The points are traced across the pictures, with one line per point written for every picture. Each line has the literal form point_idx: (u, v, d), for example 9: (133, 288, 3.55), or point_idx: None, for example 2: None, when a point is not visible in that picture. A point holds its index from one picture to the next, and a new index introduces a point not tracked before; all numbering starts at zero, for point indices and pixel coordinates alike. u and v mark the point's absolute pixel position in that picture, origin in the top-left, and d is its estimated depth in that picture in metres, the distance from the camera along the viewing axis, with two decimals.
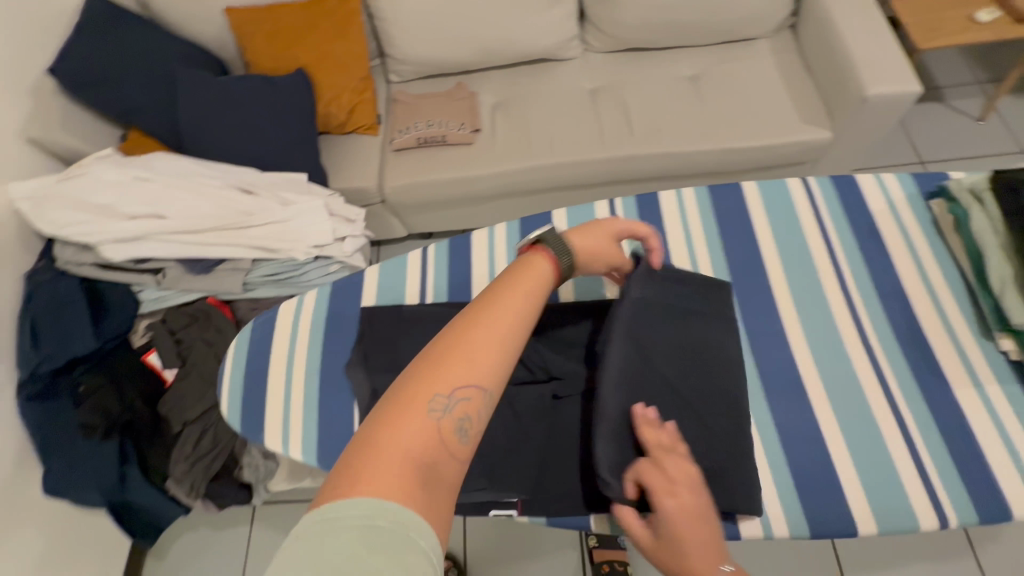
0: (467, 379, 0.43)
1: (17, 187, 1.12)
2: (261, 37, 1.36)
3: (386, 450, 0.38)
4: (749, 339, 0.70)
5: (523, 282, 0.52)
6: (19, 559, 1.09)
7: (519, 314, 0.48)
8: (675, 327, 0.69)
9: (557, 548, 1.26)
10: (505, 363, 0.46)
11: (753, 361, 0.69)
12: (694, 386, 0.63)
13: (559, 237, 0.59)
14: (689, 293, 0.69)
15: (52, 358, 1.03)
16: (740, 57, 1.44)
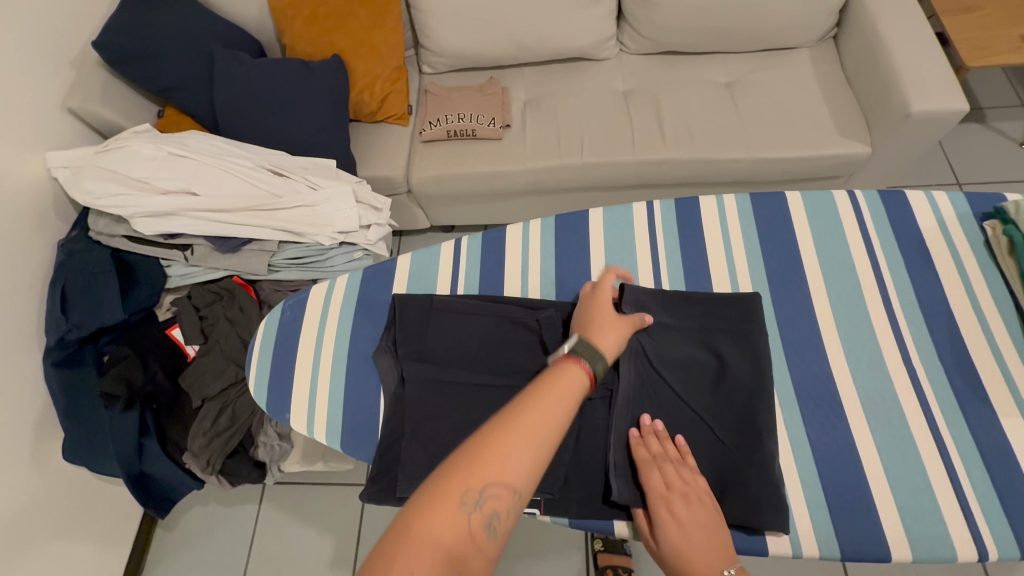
0: (499, 479, 0.46)
1: (60, 156, 1.17)
2: (300, 22, 1.37)
3: (417, 540, 0.43)
4: (783, 352, 0.69)
5: (560, 383, 0.54)
6: (36, 518, 1.12)
7: (556, 419, 0.51)
8: (709, 338, 0.67)
9: (562, 549, 1.26)
10: (538, 465, 0.49)
11: (787, 374, 0.67)
12: (708, 401, 0.64)
13: (586, 347, 0.59)
14: (713, 310, 0.69)
15: (79, 327, 1.07)
16: (779, 66, 1.42)
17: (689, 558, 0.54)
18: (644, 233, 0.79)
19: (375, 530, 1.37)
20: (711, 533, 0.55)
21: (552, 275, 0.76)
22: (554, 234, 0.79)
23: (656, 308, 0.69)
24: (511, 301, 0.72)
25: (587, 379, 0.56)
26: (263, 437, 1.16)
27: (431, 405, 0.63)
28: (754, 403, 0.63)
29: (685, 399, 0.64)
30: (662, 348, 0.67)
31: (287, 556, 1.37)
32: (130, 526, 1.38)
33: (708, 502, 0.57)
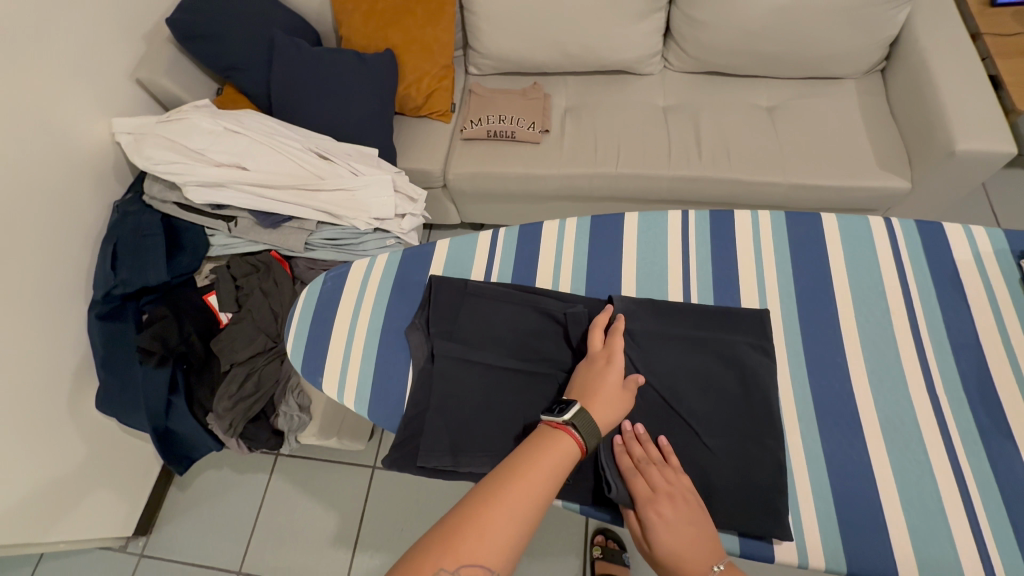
0: (474, 558, 0.48)
1: (124, 122, 1.24)
2: (358, 16, 1.43)
3: None
4: (805, 368, 0.69)
5: (546, 459, 0.55)
6: (64, 460, 1.18)
7: (535, 497, 0.52)
8: (701, 348, 0.68)
9: (560, 552, 1.26)
10: (514, 545, 0.50)
11: (807, 389, 0.68)
12: (696, 407, 0.65)
13: (586, 418, 0.58)
14: (707, 323, 0.70)
15: (127, 284, 1.14)
16: (822, 94, 1.42)
17: (682, 556, 0.55)
18: (676, 242, 0.80)
19: (378, 511, 1.40)
20: (698, 527, 0.56)
21: (583, 273, 0.78)
22: (588, 234, 0.81)
23: (644, 317, 0.70)
24: (541, 292, 0.74)
25: (574, 452, 0.57)
26: (283, 407, 1.19)
27: (457, 382, 0.66)
28: (769, 413, 0.64)
29: (673, 407, 0.65)
30: (654, 356, 0.68)
31: (291, 526, 1.41)
32: (147, 479, 1.44)
33: (692, 499, 0.58)
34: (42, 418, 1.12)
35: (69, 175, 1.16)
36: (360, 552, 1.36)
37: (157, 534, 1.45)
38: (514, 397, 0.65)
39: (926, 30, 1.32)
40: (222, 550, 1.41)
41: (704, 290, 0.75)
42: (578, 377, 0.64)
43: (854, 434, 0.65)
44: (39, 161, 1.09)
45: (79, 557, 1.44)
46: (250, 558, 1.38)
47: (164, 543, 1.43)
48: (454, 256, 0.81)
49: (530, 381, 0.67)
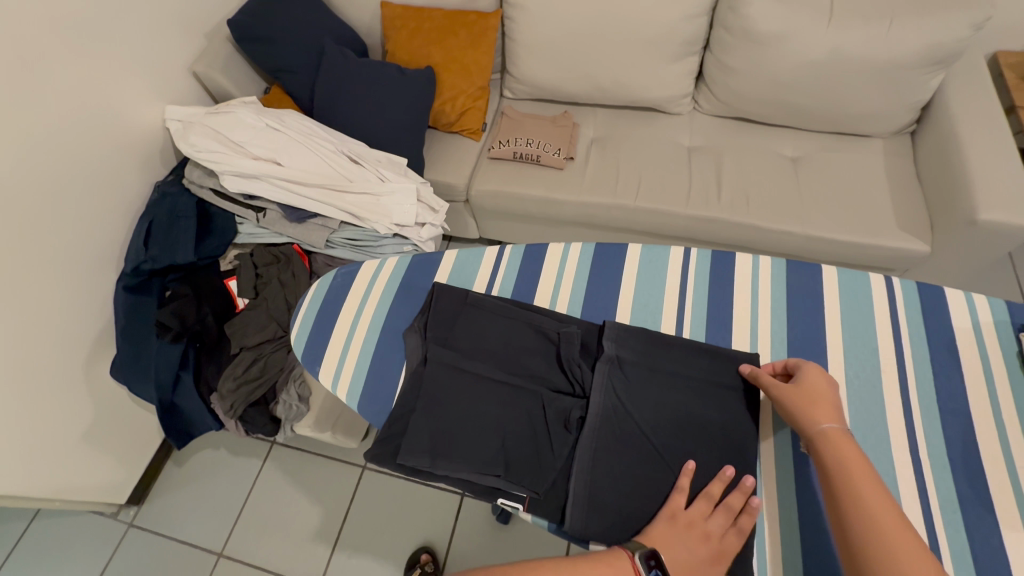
0: None
1: (175, 110, 1.32)
2: (405, 33, 1.51)
3: None
4: None
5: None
6: (71, 421, 1.23)
7: None
8: (684, 383, 0.69)
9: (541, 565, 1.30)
10: None
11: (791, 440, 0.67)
12: (673, 443, 0.64)
13: None
14: (693, 358, 0.70)
15: (155, 260, 1.20)
16: (848, 150, 1.43)
17: (813, 412, 0.62)
18: (678, 277, 0.81)
19: (362, 512, 1.41)
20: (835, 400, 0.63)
21: (582, 297, 0.80)
22: (592, 259, 0.83)
23: (631, 345, 0.71)
24: (538, 311, 0.77)
25: None
26: (284, 395, 1.20)
27: (444, 387, 0.68)
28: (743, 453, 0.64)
29: (651, 437, 0.65)
30: (639, 387, 0.68)
31: (276, 515, 1.43)
32: (147, 451, 1.48)
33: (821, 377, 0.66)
34: (57, 377, 1.17)
35: (117, 154, 1.24)
36: (338, 550, 1.37)
37: (148, 506, 1.48)
38: (497, 408, 0.67)
39: (958, 97, 1.32)
40: (207, 529, 1.43)
41: (699, 329, 0.77)
42: (674, 545, 0.57)
43: None
44: (90, 139, 1.17)
45: (73, 518, 1.49)
46: (232, 542, 1.41)
47: (153, 515, 1.47)
48: (461, 268, 0.84)
49: (515, 392, 0.68)
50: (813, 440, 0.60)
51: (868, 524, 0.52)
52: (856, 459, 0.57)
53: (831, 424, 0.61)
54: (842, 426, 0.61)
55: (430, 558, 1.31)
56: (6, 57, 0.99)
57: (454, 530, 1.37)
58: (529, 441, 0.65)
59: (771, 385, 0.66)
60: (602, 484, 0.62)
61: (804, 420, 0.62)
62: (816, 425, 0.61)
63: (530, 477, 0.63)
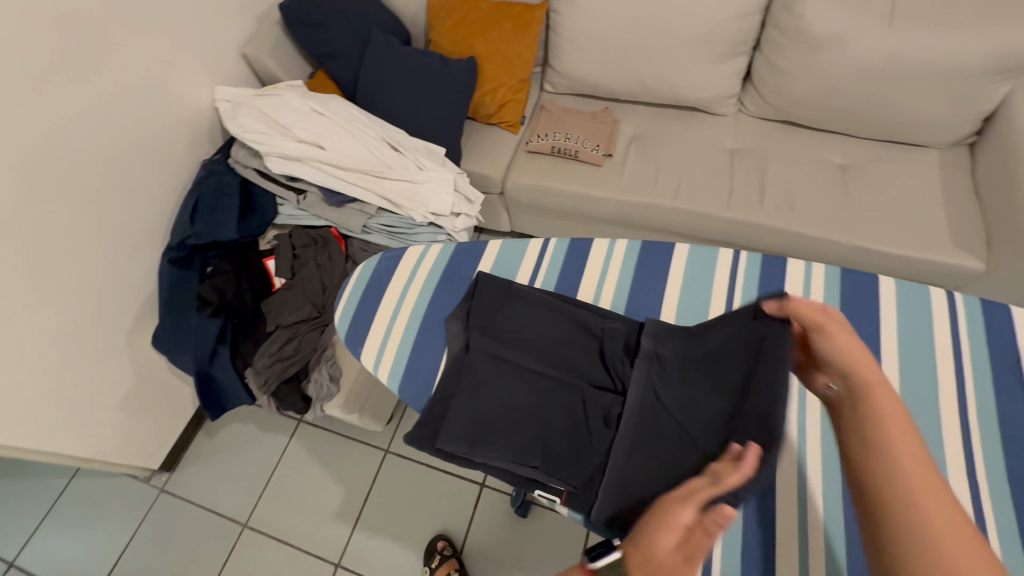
0: None
1: (226, 91, 1.36)
2: (450, 22, 1.51)
3: None
4: None
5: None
6: (112, 386, 1.28)
7: None
8: (717, 368, 0.65)
9: (553, 557, 1.31)
10: None
11: None
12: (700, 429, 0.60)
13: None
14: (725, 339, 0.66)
15: (200, 236, 1.24)
16: (902, 160, 1.37)
17: (849, 363, 0.53)
18: (725, 280, 0.80)
19: (383, 495, 1.43)
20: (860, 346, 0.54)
21: (625, 293, 0.79)
22: (637, 257, 0.82)
23: (674, 340, 0.70)
24: (580, 306, 0.76)
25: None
26: (316, 373, 1.20)
27: (485, 374, 0.69)
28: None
29: (689, 435, 0.60)
30: (673, 377, 0.66)
31: (300, 491, 1.46)
32: (181, 420, 1.53)
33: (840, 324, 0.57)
34: (101, 343, 1.22)
35: (166, 131, 1.28)
36: (358, 531, 1.40)
37: (179, 473, 1.54)
38: (537, 399, 0.67)
39: None
40: (235, 500, 1.48)
41: None
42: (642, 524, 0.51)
43: None
44: (143, 115, 1.21)
45: (109, 479, 1.55)
46: (257, 513, 1.45)
47: (184, 483, 1.52)
48: (503, 260, 0.83)
49: (555, 384, 0.69)
50: (854, 392, 0.50)
51: (899, 487, 0.41)
52: (898, 419, 0.45)
53: (868, 375, 0.51)
54: (885, 378, 0.50)
55: (447, 544, 1.33)
56: (69, 33, 1.03)
57: (473, 519, 1.38)
58: (568, 435, 0.65)
59: (824, 323, 0.57)
60: (627, 472, 0.60)
61: (847, 370, 0.52)
62: (856, 378, 0.51)
63: (568, 471, 0.62)
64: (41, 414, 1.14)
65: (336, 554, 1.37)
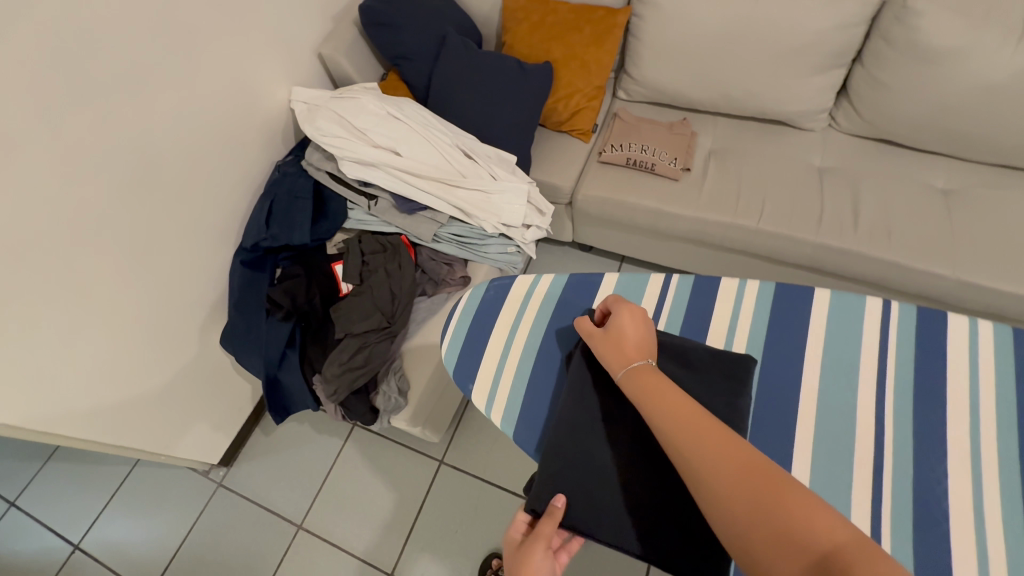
0: None
1: (302, 92, 1.35)
2: (527, 24, 1.46)
3: None
4: (1016, 516, 0.59)
5: None
6: (181, 381, 1.29)
7: None
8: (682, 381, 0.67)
9: None
10: None
11: (1020, 544, 0.57)
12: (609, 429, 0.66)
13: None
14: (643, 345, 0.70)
15: (274, 239, 1.23)
16: (1016, 188, 1.26)
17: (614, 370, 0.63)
18: (873, 333, 0.73)
19: (437, 507, 1.41)
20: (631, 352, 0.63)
21: (760, 341, 0.74)
22: (771, 302, 0.77)
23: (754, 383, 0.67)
24: (694, 347, 0.70)
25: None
26: (384, 386, 1.19)
27: (571, 438, 0.66)
28: (939, 537, 0.58)
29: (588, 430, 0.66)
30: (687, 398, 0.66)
31: (353, 496, 1.46)
32: (241, 417, 1.55)
33: (614, 333, 0.66)
34: (173, 340, 1.23)
35: (243, 130, 1.28)
36: (411, 544, 1.37)
37: (236, 469, 1.55)
38: (625, 461, 0.64)
39: None
40: (289, 500, 1.48)
41: (877, 391, 0.68)
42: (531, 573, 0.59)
43: None
44: (223, 114, 1.21)
45: (168, 470, 1.58)
46: (312, 516, 1.45)
47: (240, 479, 1.53)
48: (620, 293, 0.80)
49: (644, 452, 0.64)
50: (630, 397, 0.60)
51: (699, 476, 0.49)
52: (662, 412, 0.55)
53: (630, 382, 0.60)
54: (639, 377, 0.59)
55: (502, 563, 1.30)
56: (160, 32, 1.03)
57: None
58: (651, 498, 0.61)
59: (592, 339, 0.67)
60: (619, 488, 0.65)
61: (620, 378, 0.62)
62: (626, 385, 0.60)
63: (633, 535, 0.60)
64: (114, 407, 1.15)
65: (388, 565, 1.36)
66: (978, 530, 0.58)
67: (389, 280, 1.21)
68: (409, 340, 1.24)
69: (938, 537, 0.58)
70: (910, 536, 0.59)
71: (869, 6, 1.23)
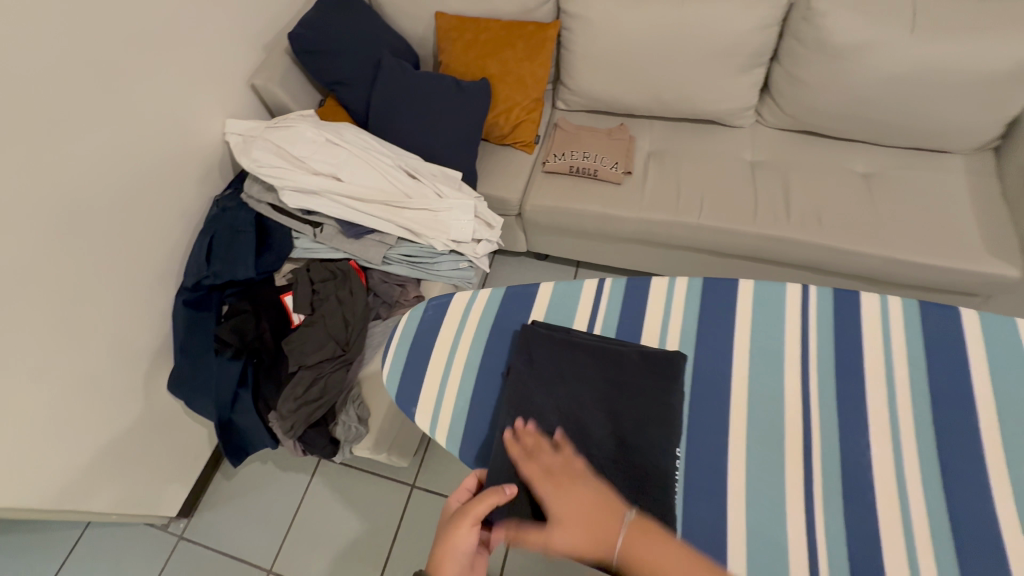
0: None
1: (237, 125, 1.33)
2: (460, 43, 1.48)
3: None
4: (935, 477, 0.63)
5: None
6: (128, 433, 1.23)
7: None
8: (619, 391, 0.68)
9: None
10: None
11: (939, 506, 0.61)
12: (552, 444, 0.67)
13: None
14: (580, 360, 0.71)
15: (217, 276, 1.20)
16: (927, 167, 1.36)
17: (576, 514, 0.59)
18: (792, 314, 0.77)
19: (411, 532, 1.38)
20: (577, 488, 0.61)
21: (697, 335, 0.76)
22: (702, 295, 0.80)
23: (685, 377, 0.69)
24: (631, 350, 0.72)
25: None
26: (343, 415, 1.17)
27: None
28: (870, 506, 0.62)
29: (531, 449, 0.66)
30: (624, 405, 0.67)
31: (323, 533, 1.41)
32: (198, 464, 1.48)
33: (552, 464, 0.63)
34: (117, 391, 1.17)
35: (177, 168, 1.24)
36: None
37: (197, 519, 1.48)
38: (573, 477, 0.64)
39: None
40: (256, 545, 1.42)
41: (807, 372, 0.72)
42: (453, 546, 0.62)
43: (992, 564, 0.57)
44: (154, 153, 1.17)
45: (124, 530, 1.49)
46: (281, 558, 1.39)
47: (203, 530, 1.46)
48: (559, 301, 0.82)
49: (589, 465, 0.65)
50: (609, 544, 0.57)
51: None
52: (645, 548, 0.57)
53: (599, 520, 0.59)
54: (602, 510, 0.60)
55: None
56: (80, 74, 1.00)
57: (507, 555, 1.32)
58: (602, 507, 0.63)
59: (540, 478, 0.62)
60: None
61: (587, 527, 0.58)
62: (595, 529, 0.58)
63: None
64: (57, 470, 1.08)
65: None
66: (901, 494, 0.62)
67: (339, 308, 1.20)
68: (365, 367, 1.21)
69: (866, 506, 0.62)
70: (840, 510, 0.62)
71: (779, 9, 1.31)
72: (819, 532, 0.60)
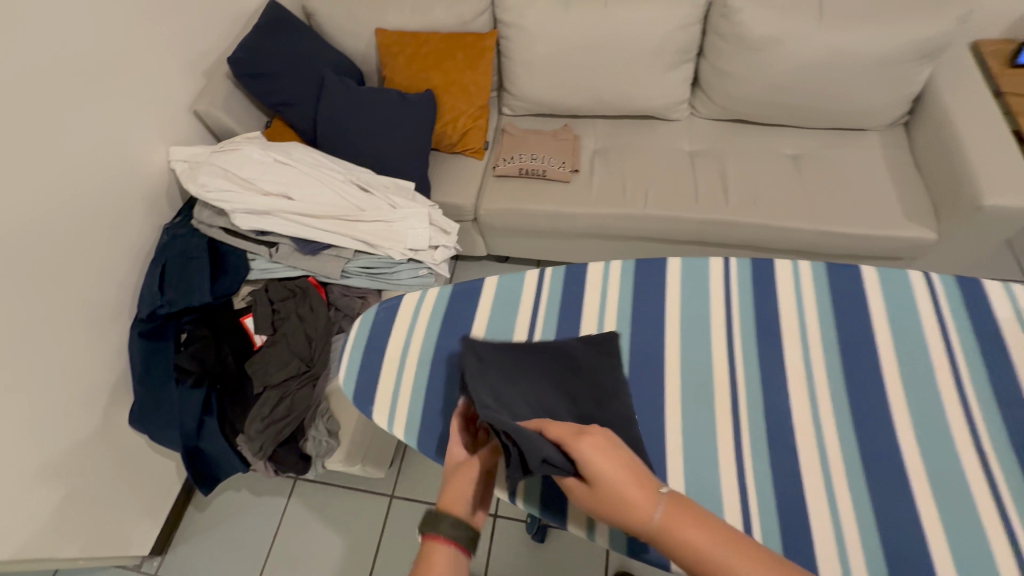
0: None
1: (182, 151, 1.32)
2: (403, 57, 1.52)
3: None
4: (852, 420, 0.69)
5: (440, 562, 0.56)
6: (91, 472, 1.20)
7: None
8: (571, 371, 0.73)
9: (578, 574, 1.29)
10: None
11: (856, 445, 0.67)
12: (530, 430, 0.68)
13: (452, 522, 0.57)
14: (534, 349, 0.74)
15: (171, 304, 1.18)
16: (847, 145, 1.46)
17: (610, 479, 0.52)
18: (720, 287, 0.83)
19: (394, 541, 1.39)
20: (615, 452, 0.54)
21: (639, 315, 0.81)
22: (642, 278, 0.85)
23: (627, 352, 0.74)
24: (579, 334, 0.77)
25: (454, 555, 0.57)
26: (313, 431, 1.19)
27: None
28: (795, 451, 0.68)
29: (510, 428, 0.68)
30: (576, 383, 0.72)
31: (304, 553, 1.40)
32: (168, 498, 1.44)
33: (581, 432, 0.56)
34: (74, 430, 1.14)
35: (123, 198, 1.23)
36: None
37: (172, 555, 1.44)
38: None
39: (947, 89, 1.37)
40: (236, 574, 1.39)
41: (739, 338, 0.77)
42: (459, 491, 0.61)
43: (903, 490, 0.64)
44: (97, 185, 1.16)
45: None
46: None
47: (178, 565, 1.43)
48: (508, 296, 0.85)
49: None
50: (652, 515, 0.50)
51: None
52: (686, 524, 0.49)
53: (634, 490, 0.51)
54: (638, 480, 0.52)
55: None
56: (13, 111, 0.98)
57: (491, 553, 1.33)
58: None
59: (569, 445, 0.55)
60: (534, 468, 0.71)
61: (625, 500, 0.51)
62: (634, 501, 0.51)
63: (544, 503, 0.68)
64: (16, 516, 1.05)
65: None
66: (820, 437, 0.68)
67: (302, 325, 1.21)
68: (332, 381, 1.23)
69: (789, 450, 0.68)
70: (768, 454, 0.67)
71: (700, 8, 1.40)
72: (750, 478, 0.66)
